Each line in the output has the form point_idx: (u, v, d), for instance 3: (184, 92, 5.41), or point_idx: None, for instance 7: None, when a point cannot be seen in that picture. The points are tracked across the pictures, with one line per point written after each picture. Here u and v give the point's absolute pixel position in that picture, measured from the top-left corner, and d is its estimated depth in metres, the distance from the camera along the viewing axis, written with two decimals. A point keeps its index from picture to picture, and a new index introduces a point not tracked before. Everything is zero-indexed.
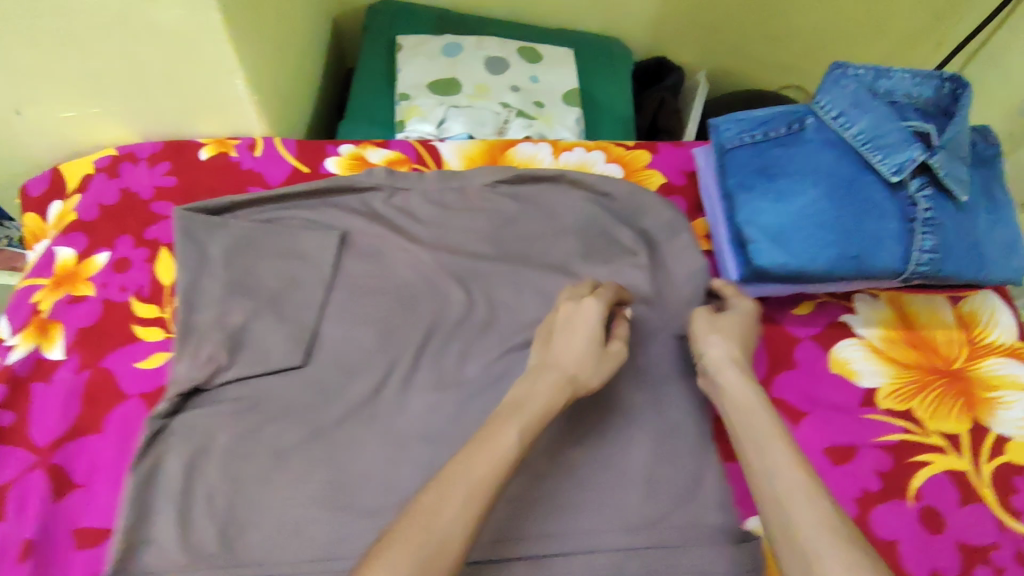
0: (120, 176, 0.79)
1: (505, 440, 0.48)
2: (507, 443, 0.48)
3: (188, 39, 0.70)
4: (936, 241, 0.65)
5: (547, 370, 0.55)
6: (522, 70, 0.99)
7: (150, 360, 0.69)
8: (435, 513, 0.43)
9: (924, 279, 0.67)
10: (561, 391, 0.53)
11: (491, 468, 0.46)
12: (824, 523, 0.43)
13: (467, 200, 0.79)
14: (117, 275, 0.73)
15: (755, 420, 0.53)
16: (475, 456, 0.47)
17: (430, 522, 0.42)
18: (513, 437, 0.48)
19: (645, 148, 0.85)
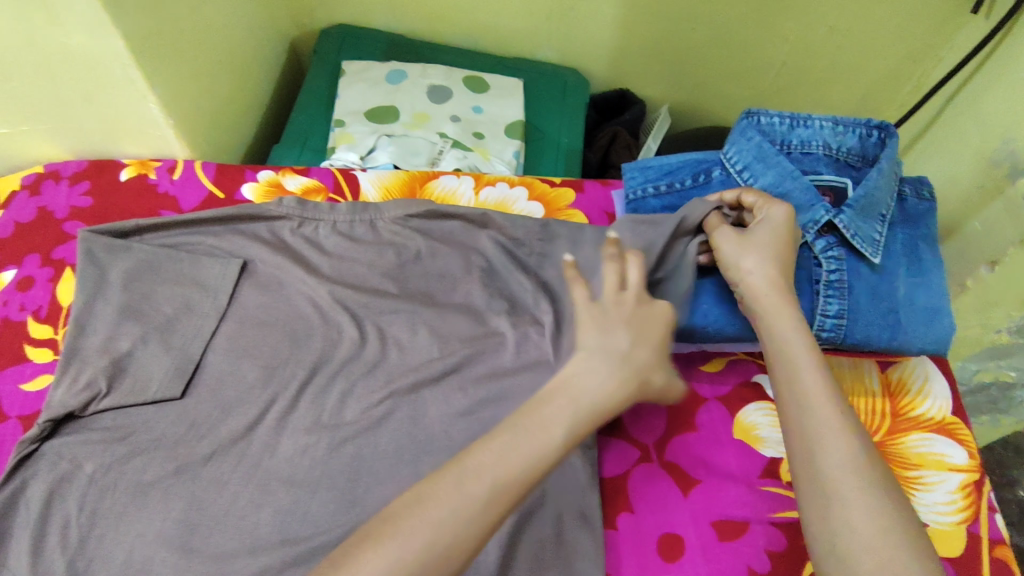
0: (40, 194, 0.80)
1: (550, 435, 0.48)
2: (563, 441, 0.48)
3: (95, 61, 0.71)
4: (842, 306, 0.61)
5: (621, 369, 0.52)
6: (464, 100, 0.97)
7: (37, 383, 0.68)
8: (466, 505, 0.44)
9: (833, 345, 0.62)
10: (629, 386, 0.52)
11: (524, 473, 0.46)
12: (850, 469, 0.47)
13: (376, 233, 0.78)
14: (18, 294, 0.73)
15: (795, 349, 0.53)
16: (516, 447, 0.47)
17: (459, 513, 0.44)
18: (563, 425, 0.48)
19: (570, 186, 0.83)
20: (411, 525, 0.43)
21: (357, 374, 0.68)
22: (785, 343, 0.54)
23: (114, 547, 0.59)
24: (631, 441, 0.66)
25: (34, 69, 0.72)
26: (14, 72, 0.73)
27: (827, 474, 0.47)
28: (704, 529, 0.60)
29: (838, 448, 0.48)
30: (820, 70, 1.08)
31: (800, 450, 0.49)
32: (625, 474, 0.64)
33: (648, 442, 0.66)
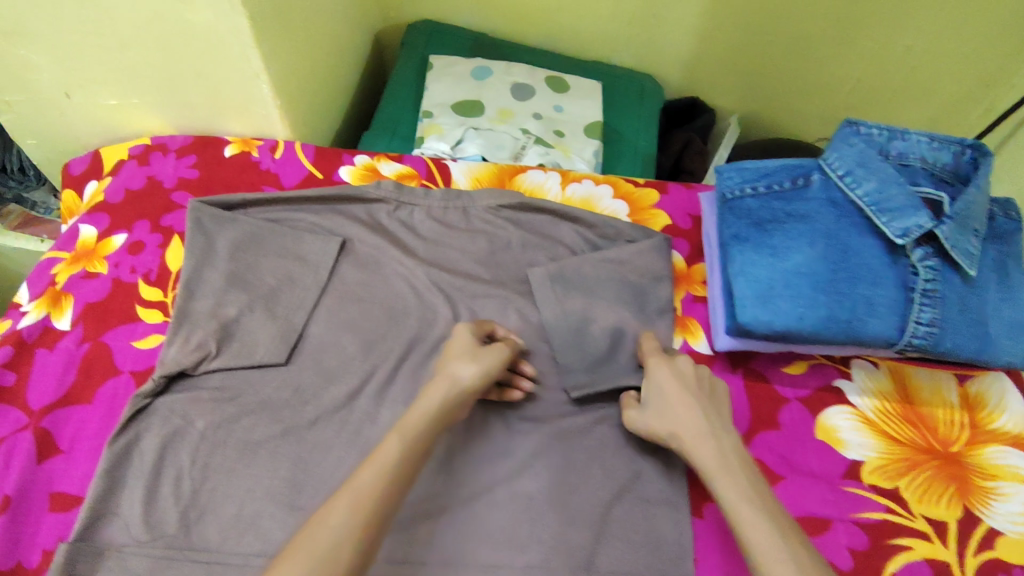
0: (149, 164, 0.84)
1: (386, 452, 0.52)
2: (391, 453, 0.51)
3: (218, 41, 0.74)
4: (935, 314, 0.62)
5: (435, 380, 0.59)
6: (546, 98, 1.00)
7: (150, 342, 0.71)
8: (321, 523, 0.45)
9: (922, 354, 0.64)
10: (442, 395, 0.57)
11: (376, 477, 0.49)
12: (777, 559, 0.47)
13: (469, 221, 0.81)
14: (130, 257, 0.76)
15: (726, 488, 0.53)
16: (360, 471, 0.50)
17: (316, 532, 0.45)
18: (395, 445, 0.52)
19: (654, 187, 0.85)
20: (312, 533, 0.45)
21: None
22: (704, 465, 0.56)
23: (224, 501, 0.61)
24: None
25: (153, 44, 0.76)
26: (135, 45, 0.76)
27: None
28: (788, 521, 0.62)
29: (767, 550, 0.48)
30: (891, 89, 1.10)
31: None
32: None
33: None
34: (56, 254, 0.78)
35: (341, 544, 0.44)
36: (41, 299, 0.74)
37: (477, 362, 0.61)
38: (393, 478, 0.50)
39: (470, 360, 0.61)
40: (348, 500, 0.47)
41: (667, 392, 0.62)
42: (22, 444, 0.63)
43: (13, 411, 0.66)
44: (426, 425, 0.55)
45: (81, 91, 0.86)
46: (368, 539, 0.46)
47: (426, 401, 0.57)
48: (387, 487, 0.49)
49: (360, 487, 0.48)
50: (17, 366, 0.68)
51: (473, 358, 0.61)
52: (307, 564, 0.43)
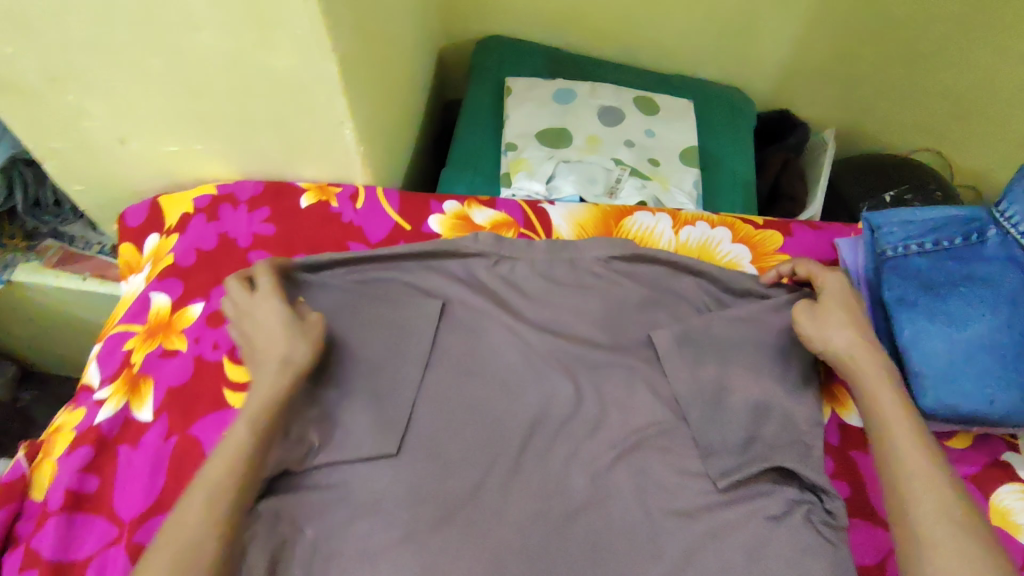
0: (219, 219, 0.77)
1: (235, 439, 0.54)
2: (238, 440, 0.53)
3: (302, 87, 0.67)
4: None
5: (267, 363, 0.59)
6: (637, 123, 0.91)
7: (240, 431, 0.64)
8: (181, 524, 0.48)
9: None
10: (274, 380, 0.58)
11: (224, 473, 0.51)
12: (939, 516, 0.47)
13: (578, 275, 0.73)
14: (211, 331, 0.69)
15: (879, 399, 0.55)
16: (212, 463, 0.52)
17: (176, 533, 0.48)
18: (243, 428, 0.54)
19: (775, 229, 0.78)
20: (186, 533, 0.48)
21: (579, 436, 0.65)
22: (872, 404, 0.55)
23: None
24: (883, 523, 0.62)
25: (228, 87, 0.68)
26: (206, 90, 0.69)
27: (918, 513, 0.48)
28: None
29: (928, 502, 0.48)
30: None
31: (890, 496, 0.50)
32: (883, 561, 0.60)
33: None
34: (127, 328, 0.71)
35: (191, 546, 0.47)
36: (118, 385, 0.67)
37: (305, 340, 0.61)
38: (241, 470, 0.52)
39: (274, 313, 0.62)
40: (201, 501, 0.50)
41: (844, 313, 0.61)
42: (116, 563, 0.56)
43: (101, 520, 0.60)
44: (270, 405, 0.56)
45: (138, 138, 0.78)
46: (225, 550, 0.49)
47: (266, 388, 0.58)
48: (235, 478, 0.51)
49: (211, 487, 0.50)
50: (101, 468, 0.63)
51: (275, 325, 0.61)
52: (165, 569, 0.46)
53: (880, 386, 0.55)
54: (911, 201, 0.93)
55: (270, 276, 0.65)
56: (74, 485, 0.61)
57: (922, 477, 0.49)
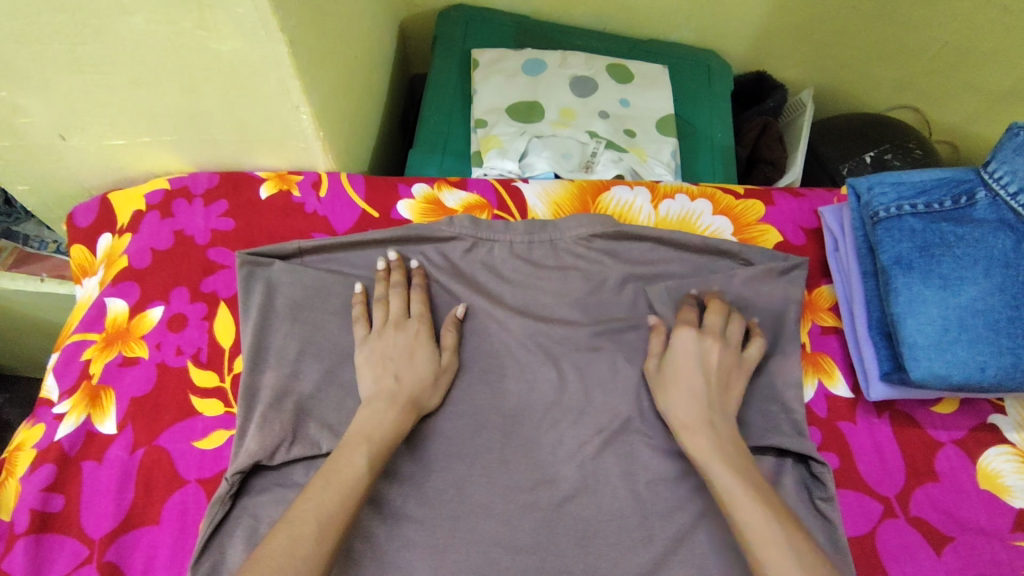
0: (174, 216, 0.72)
1: (377, 435, 0.55)
2: (381, 434, 0.55)
3: (251, 70, 0.62)
4: None
5: (395, 356, 0.61)
6: (610, 92, 0.88)
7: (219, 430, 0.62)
8: (309, 510, 0.48)
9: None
10: (383, 385, 0.59)
11: (365, 463, 0.52)
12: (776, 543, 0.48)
13: (558, 256, 0.70)
14: (172, 334, 0.65)
15: (720, 475, 0.53)
16: (312, 491, 0.50)
17: (314, 520, 0.48)
18: (360, 456, 0.53)
19: (757, 198, 0.75)
20: (331, 519, 0.48)
21: (564, 423, 0.62)
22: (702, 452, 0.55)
23: None
24: (874, 492, 0.60)
25: (170, 77, 0.64)
26: (147, 79, 0.64)
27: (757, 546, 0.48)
28: None
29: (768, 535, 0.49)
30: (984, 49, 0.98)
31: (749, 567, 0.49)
32: (872, 533, 0.58)
33: (889, 494, 0.60)
34: (84, 336, 0.67)
35: (327, 532, 0.47)
36: (77, 398, 0.63)
37: (434, 382, 0.61)
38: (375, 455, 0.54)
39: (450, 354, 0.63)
40: (335, 490, 0.50)
41: (678, 358, 0.61)
42: None
43: (69, 540, 0.56)
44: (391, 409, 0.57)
45: (79, 133, 0.73)
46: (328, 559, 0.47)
47: (398, 388, 0.59)
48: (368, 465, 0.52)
49: (341, 476, 0.51)
50: (65, 486, 0.59)
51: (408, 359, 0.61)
52: (286, 550, 0.45)
53: (699, 433, 0.56)
54: (891, 161, 0.91)
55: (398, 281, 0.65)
56: (39, 505, 0.58)
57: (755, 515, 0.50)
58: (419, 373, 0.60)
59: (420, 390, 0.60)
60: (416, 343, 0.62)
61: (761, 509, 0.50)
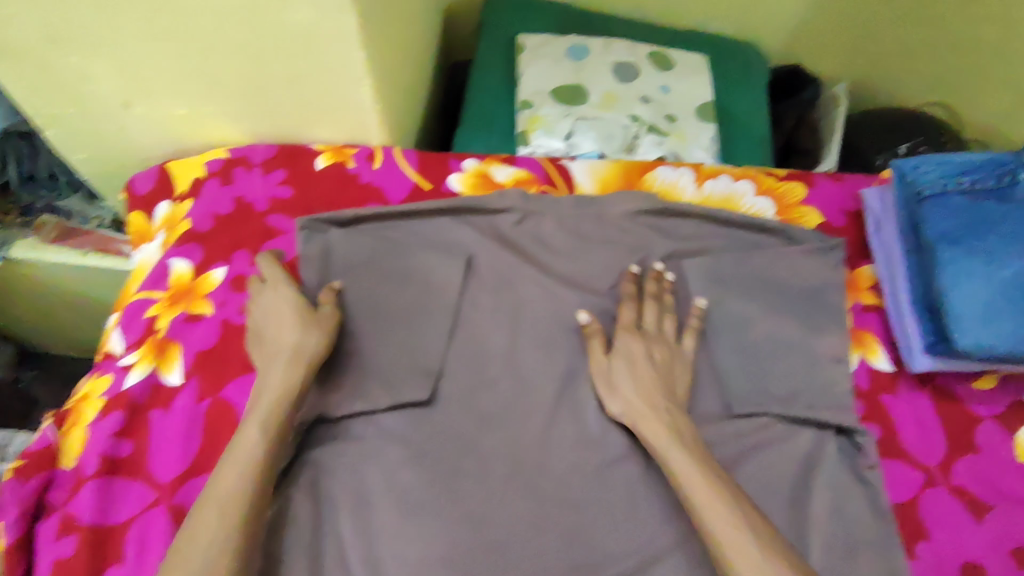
0: (235, 183, 0.75)
1: (246, 442, 0.53)
2: (247, 444, 0.53)
3: (318, 41, 0.65)
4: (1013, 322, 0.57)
5: (268, 324, 0.61)
6: (652, 78, 0.90)
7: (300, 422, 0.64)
8: (191, 542, 0.48)
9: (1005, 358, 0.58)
10: (279, 360, 0.58)
11: (239, 477, 0.51)
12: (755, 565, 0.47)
13: (606, 229, 0.72)
14: (236, 294, 0.68)
15: (680, 468, 0.54)
16: (223, 475, 0.52)
17: (185, 552, 0.48)
18: (256, 437, 0.54)
19: (800, 180, 0.77)
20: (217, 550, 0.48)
21: None
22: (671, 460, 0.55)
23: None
24: (914, 461, 0.61)
25: (239, 46, 0.66)
26: (216, 48, 0.67)
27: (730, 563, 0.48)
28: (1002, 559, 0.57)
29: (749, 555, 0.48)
30: None
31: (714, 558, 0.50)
32: (913, 500, 0.60)
33: (930, 464, 0.61)
34: (149, 294, 0.70)
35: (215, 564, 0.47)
36: (144, 351, 0.65)
37: (303, 330, 0.60)
38: (257, 465, 0.52)
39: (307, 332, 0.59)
40: (212, 513, 0.49)
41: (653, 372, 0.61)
42: (160, 526, 0.57)
43: (138, 484, 0.59)
44: (267, 403, 0.56)
45: (143, 101, 0.76)
46: (244, 547, 0.49)
47: (266, 378, 0.57)
48: (252, 477, 0.52)
49: (218, 497, 0.50)
50: (134, 433, 0.61)
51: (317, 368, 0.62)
52: None
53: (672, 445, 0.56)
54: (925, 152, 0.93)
55: (273, 263, 0.64)
56: (109, 449, 0.60)
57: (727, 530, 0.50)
58: (281, 328, 0.60)
59: (298, 339, 0.59)
60: (281, 309, 0.61)
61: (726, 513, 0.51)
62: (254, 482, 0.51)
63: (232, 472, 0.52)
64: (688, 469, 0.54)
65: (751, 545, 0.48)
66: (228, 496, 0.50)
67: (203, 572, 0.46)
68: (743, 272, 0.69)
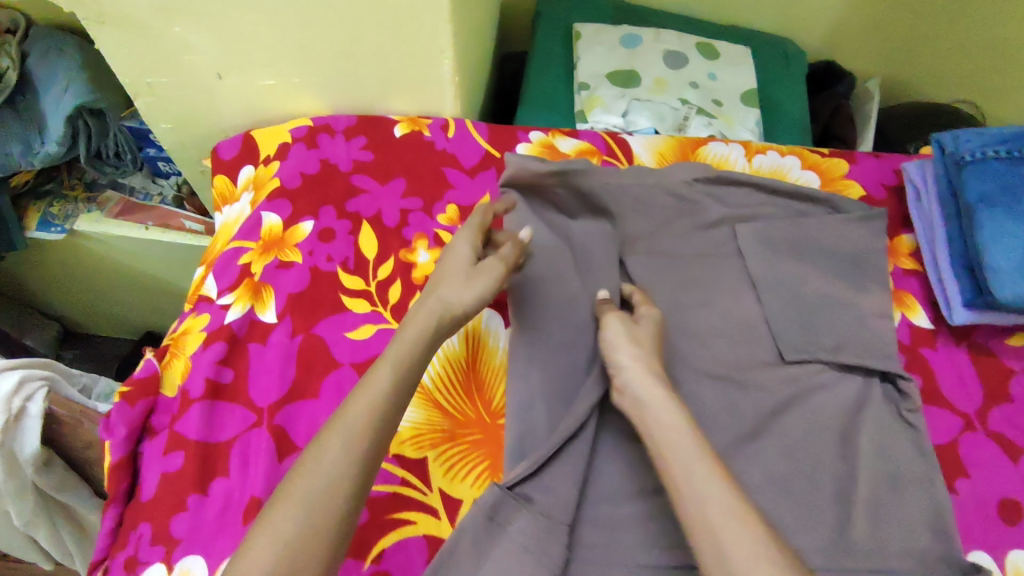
0: (319, 147, 0.81)
1: (380, 378, 0.51)
2: (382, 380, 0.51)
3: (410, 15, 0.71)
4: None
5: (444, 276, 0.61)
6: (700, 66, 0.96)
7: (432, 378, 0.65)
8: (316, 460, 0.46)
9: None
10: (432, 313, 0.57)
11: (367, 409, 0.49)
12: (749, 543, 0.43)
13: (665, 196, 0.77)
14: (323, 245, 0.73)
15: (684, 430, 0.51)
16: (352, 404, 0.49)
17: (312, 467, 0.46)
18: (389, 373, 0.52)
19: (842, 157, 0.82)
20: (334, 484, 0.46)
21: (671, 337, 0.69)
22: (663, 425, 0.51)
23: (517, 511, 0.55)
24: (954, 408, 0.66)
25: (335, 19, 0.72)
26: (314, 20, 0.73)
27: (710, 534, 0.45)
28: None
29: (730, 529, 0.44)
30: None
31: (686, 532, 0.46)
32: (954, 442, 0.64)
33: (969, 412, 0.66)
34: (241, 243, 0.75)
35: (335, 484, 0.46)
36: (240, 291, 0.71)
37: (467, 285, 0.60)
38: (386, 408, 0.50)
39: (467, 292, 0.59)
40: (337, 437, 0.47)
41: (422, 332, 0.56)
42: (259, 446, 0.60)
43: (237, 408, 0.63)
44: (415, 349, 0.54)
45: (235, 72, 0.82)
46: (362, 485, 0.47)
47: (419, 322, 0.56)
48: (380, 416, 0.49)
49: (348, 423, 0.48)
50: (233, 362, 0.66)
51: (633, 345, 0.59)
52: (297, 506, 0.44)
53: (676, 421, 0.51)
54: None
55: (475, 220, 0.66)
56: (212, 375, 0.65)
57: (701, 488, 0.47)
58: (458, 277, 0.60)
59: (459, 295, 0.59)
60: (465, 263, 0.61)
61: (716, 487, 0.47)
62: (379, 426, 0.49)
63: (363, 403, 0.50)
64: (685, 431, 0.51)
65: (736, 518, 0.45)
66: (355, 428, 0.48)
67: (323, 495, 0.45)
68: (792, 236, 0.74)
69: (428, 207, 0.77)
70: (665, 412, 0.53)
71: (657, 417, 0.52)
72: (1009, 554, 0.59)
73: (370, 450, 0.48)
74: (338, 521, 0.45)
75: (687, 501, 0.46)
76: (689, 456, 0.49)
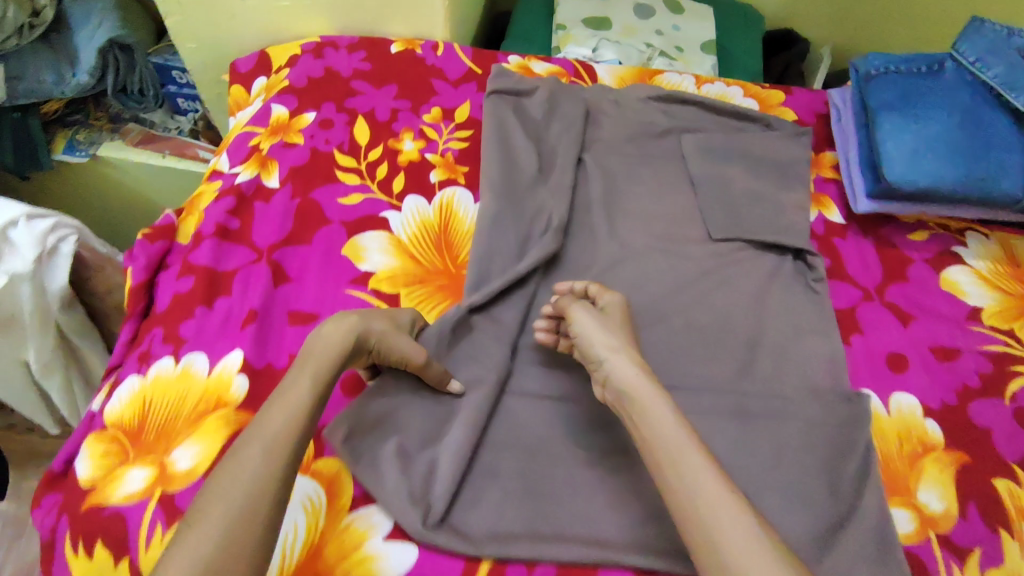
0: (324, 57, 0.93)
1: (297, 392, 0.54)
2: (301, 396, 0.53)
3: None
4: (933, 165, 0.73)
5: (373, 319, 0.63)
6: (666, 18, 1.09)
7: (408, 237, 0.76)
8: (241, 465, 0.48)
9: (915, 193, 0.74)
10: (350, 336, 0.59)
11: (286, 424, 0.51)
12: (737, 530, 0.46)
13: (622, 109, 0.88)
14: (323, 131, 0.85)
15: (664, 422, 0.53)
16: (271, 412, 0.52)
17: (238, 472, 0.47)
18: (306, 386, 0.54)
19: (780, 90, 0.95)
20: (263, 483, 0.47)
21: (618, 217, 0.80)
22: (646, 410, 0.54)
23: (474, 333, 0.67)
24: (856, 283, 0.77)
25: None
26: None
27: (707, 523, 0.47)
28: (921, 351, 0.72)
29: (731, 527, 0.46)
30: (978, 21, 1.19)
31: (677, 520, 0.49)
32: (852, 307, 0.75)
33: (869, 287, 0.77)
34: (252, 129, 0.87)
35: (263, 484, 0.47)
36: (249, 163, 0.82)
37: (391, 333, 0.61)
38: (303, 420, 0.52)
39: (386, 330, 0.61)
40: (259, 449, 0.49)
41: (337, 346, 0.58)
42: (259, 274, 0.71)
43: (242, 248, 0.75)
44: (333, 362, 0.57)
45: None
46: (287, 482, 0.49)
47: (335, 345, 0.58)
48: (299, 425, 0.52)
49: (266, 435, 0.50)
50: (240, 215, 0.77)
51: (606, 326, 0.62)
52: (223, 509, 0.45)
53: (654, 400, 0.54)
54: None
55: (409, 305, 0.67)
56: (222, 222, 0.76)
57: (697, 478, 0.49)
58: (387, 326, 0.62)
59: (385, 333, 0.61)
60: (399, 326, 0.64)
61: (709, 471, 0.49)
62: (299, 431, 0.51)
63: (281, 416, 0.52)
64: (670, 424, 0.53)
65: (727, 493, 0.48)
66: (276, 438, 0.50)
67: (249, 495, 0.46)
68: (728, 145, 0.85)
69: (416, 108, 0.89)
70: (653, 402, 0.54)
71: (646, 410, 0.54)
72: (893, 397, 0.68)
73: (292, 455, 0.50)
74: (264, 521, 0.46)
75: (679, 488, 0.49)
76: (685, 449, 0.51)
